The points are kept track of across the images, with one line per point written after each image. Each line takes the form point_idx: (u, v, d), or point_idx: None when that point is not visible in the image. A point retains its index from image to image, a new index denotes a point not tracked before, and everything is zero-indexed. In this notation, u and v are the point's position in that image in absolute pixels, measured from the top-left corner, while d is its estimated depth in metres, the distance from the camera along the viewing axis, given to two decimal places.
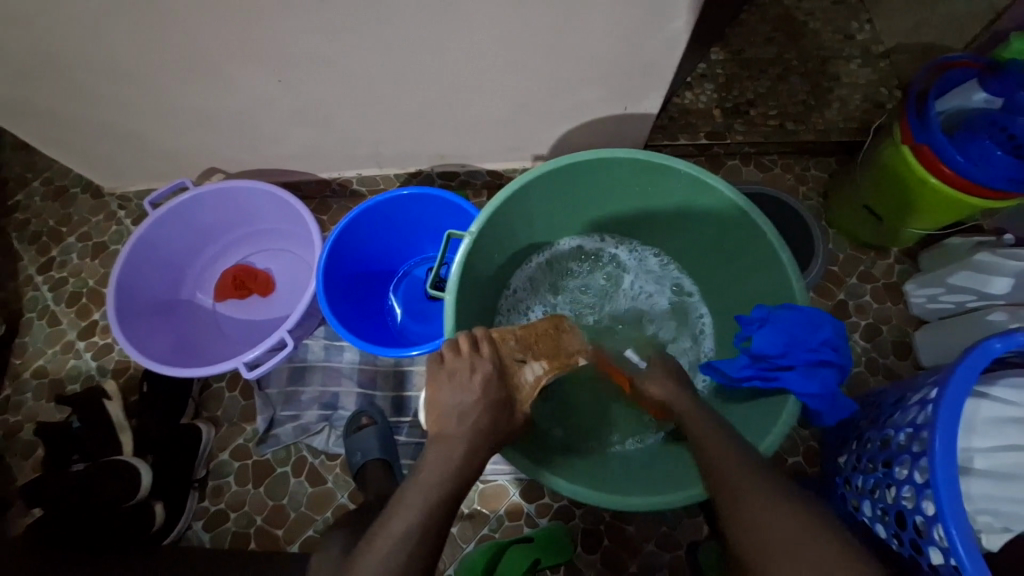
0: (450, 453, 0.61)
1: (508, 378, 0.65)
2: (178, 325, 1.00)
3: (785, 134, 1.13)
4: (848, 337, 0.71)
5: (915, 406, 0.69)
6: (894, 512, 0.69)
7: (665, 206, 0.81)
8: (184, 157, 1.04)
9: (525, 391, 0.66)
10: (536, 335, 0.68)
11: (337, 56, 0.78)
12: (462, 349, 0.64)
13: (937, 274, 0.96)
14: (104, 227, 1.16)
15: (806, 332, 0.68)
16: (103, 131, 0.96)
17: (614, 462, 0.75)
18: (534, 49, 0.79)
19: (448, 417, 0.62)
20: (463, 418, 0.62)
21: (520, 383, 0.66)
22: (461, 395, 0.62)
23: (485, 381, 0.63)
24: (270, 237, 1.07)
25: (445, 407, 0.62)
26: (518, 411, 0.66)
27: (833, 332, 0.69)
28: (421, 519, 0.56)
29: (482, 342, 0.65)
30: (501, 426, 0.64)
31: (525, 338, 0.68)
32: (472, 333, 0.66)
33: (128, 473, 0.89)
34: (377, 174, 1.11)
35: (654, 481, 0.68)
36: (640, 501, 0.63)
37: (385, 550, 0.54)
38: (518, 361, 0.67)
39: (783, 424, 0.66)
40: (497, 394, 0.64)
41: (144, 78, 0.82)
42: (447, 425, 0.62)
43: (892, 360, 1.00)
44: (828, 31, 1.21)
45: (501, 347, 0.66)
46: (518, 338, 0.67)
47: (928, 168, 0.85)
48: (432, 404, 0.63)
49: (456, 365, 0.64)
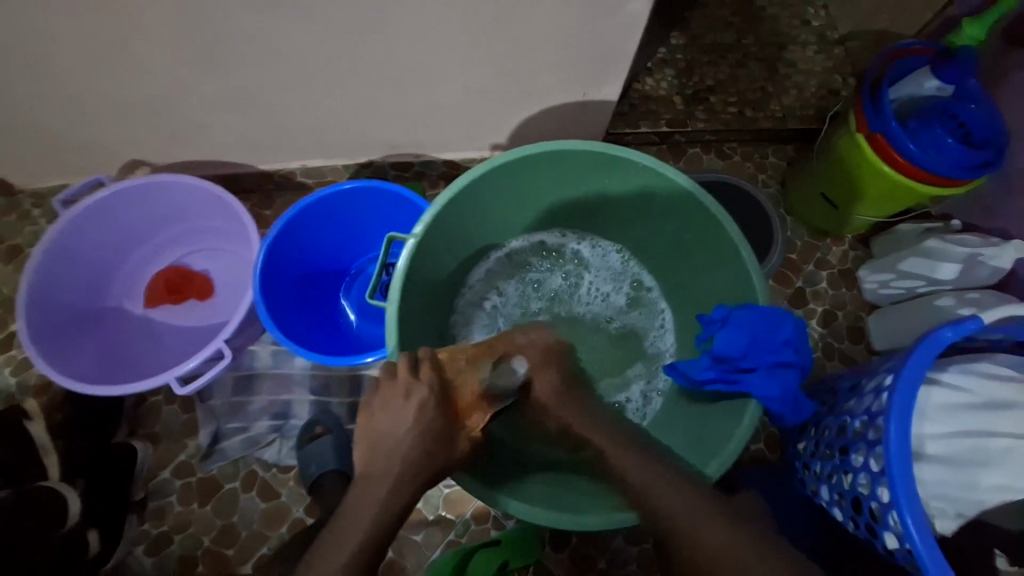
0: (374, 488, 0.57)
1: (450, 401, 0.63)
2: (105, 337, 0.91)
3: (744, 121, 1.12)
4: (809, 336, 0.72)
5: (871, 394, 0.70)
6: (851, 498, 0.70)
7: (624, 196, 0.78)
8: (101, 150, 0.93)
9: (472, 415, 0.65)
10: (484, 353, 0.66)
11: (267, 35, 0.70)
12: (400, 372, 0.62)
13: (888, 260, 0.98)
14: (18, 228, 1.04)
15: (767, 333, 0.68)
16: (1, 122, 0.84)
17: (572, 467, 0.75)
18: (486, 30, 0.73)
19: (381, 446, 0.60)
20: (395, 447, 0.60)
21: (463, 405, 0.64)
22: (395, 422, 0.60)
23: (420, 408, 0.61)
24: (205, 236, 0.98)
25: (378, 435, 0.60)
26: (461, 438, 0.64)
27: (794, 331, 0.70)
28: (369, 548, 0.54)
29: (422, 364, 0.63)
30: (439, 456, 0.61)
31: (472, 354, 0.66)
32: (414, 354, 0.64)
33: (47, 502, 0.79)
34: (324, 166, 1.03)
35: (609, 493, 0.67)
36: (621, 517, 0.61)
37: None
38: (462, 384, 0.64)
39: (745, 431, 0.65)
40: (435, 418, 0.61)
41: (42, 61, 0.71)
42: (378, 458, 0.59)
43: (847, 345, 1.02)
44: (785, 16, 1.21)
45: (445, 369, 0.64)
46: (467, 357, 0.65)
47: (881, 157, 0.85)
48: (367, 431, 0.61)
49: (395, 388, 0.62)
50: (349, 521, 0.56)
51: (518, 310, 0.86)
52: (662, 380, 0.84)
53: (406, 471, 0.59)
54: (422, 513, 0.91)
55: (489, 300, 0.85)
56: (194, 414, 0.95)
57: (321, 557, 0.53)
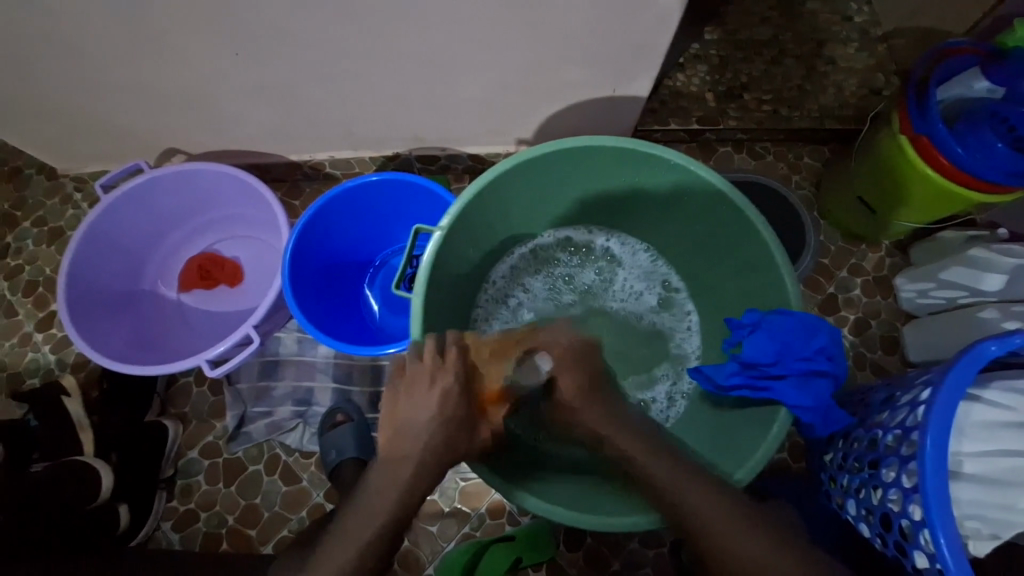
0: (399, 471, 0.60)
1: (472, 389, 0.66)
2: (140, 318, 0.95)
3: (780, 120, 1.08)
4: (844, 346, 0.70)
5: (905, 408, 0.68)
6: (879, 514, 0.68)
7: (655, 195, 0.77)
8: (140, 138, 0.96)
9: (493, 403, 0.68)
10: (509, 347, 0.69)
11: (300, 28, 0.71)
12: (426, 357, 0.63)
13: (928, 269, 0.94)
14: (61, 211, 1.08)
15: (801, 342, 0.66)
16: (47, 110, 0.88)
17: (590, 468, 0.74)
18: (517, 23, 0.73)
19: (405, 430, 0.62)
20: (419, 432, 0.62)
21: (487, 387, 0.68)
22: (419, 407, 0.63)
23: (444, 395, 0.63)
24: (236, 224, 1.01)
25: (403, 418, 0.63)
26: (482, 426, 0.67)
27: (829, 340, 0.68)
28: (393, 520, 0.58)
29: (449, 351, 0.64)
30: (460, 445, 0.63)
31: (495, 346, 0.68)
32: (440, 339, 0.65)
33: (83, 474, 0.83)
34: (351, 157, 1.05)
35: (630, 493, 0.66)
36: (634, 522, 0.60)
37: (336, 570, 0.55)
38: (487, 369, 0.68)
39: (768, 448, 0.63)
40: (459, 403, 0.64)
41: (86, 50, 0.74)
42: (403, 442, 0.62)
43: (880, 355, 0.98)
44: (826, 12, 1.16)
45: (470, 354, 0.66)
46: (491, 350, 0.68)
47: (925, 161, 0.81)
48: (392, 417, 0.63)
49: (421, 373, 0.63)
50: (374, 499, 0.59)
51: (542, 305, 0.86)
52: (687, 383, 0.82)
53: (430, 456, 0.61)
54: (438, 504, 0.91)
55: (514, 294, 0.85)
56: (222, 397, 0.98)
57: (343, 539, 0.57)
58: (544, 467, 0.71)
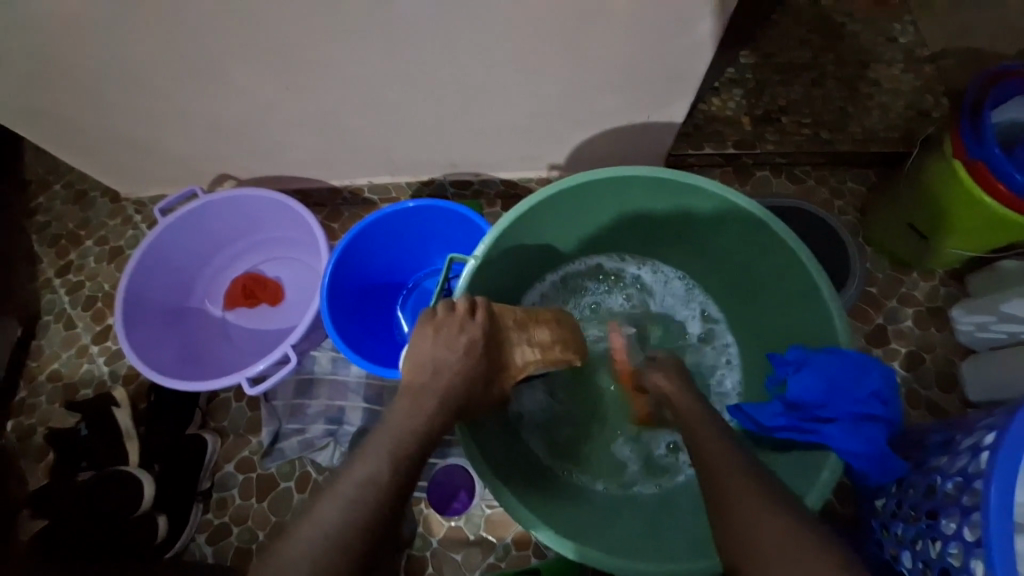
0: (421, 403, 0.59)
1: (500, 351, 0.65)
2: (187, 335, 0.99)
3: (821, 143, 1.05)
4: (898, 389, 0.67)
5: (966, 454, 0.63)
6: (938, 569, 0.63)
7: (689, 224, 0.76)
8: (195, 164, 1.02)
9: (511, 370, 0.66)
10: (535, 320, 0.69)
11: (345, 63, 0.75)
12: (459, 309, 0.64)
13: (988, 300, 0.88)
14: (121, 231, 1.15)
15: (852, 382, 0.63)
16: (113, 139, 0.95)
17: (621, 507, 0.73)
18: (554, 55, 0.74)
19: (427, 366, 0.61)
20: (442, 369, 0.61)
21: (507, 355, 0.66)
22: (438, 351, 0.62)
23: (471, 344, 0.62)
24: (279, 245, 1.05)
25: (424, 357, 0.61)
26: (497, 385, 0.66)
27: (881, 382, 0.65)
28: (390, 471, 0.52)
29: (479, 309, 0.64)
30: (476, 394, 0.63)
31: (520, 318, 0.68)
32: (473, 299, 0.65)
33: (130, 483, 0.88)
34: (388, 182, 1.08)
35: (665, 543, 0.65)
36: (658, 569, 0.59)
37: (343, 496, 0.50)
38: (510, 339, 0.66)
39: (824, 486, 0.60)
40: (480, 358, 0.63)
41: (153, 84, 0.80)
42: (423, 375, 0.61)
43: (936, 393, 0.92)
44: (869, 33, 1.14)
45: (497, 319, 0.66)
46: (517, 318, 0.67)
47: (982, 187, 0.77)
48: (415, 353, 0.62)
49: (446, 322, 0.63)
50: (375, 444, 0.55)
51: None
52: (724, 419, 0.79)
53: (450, 396, 0.60)
54: (464, 531, 0.90)
55: None
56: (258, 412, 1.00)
57: (352, 465, 0.53)
58: (577, 506, 0.70)
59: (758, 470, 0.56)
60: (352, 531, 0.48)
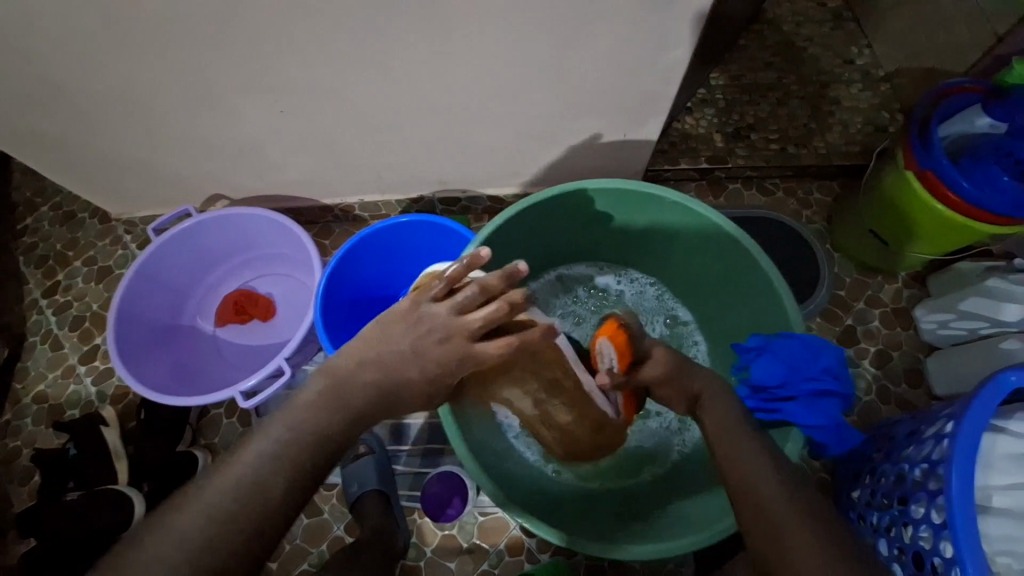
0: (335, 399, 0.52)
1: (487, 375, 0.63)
2: (178, 352, 1.00)
3: (787, 157, 1.12)
4: (849, 365, 0.71)
5: (931, 441, 0.67)
6: (912, 553, 0.66)
7: (659, 234, 0.81)
8: (188, 184, 1.05)
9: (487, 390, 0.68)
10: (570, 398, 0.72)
11: (339, 87, 0.79)
12: (475, 314, 0.56)
13: (947, 300, 0.94)
14: (110, 252, 1.16)
15: (806, 361, 0.68)
16: (107, 160, 0.97)
17: (609, 510, 0.76)
18: (537, 79, 0.79)
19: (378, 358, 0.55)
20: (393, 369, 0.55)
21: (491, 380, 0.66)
22: (410, 337, 0.55)
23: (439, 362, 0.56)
24: (271, 262, 1.07)
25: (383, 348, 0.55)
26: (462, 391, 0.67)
27: (833, 359, 0.69)
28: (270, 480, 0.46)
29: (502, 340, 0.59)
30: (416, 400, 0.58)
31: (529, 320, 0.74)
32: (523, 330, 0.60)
33: (120, 501, 0.88)
34: (379, 201, 1.11)
35: (666, 527, 0.69)
36: (647, 550, 0.63)
37: (211, 502, 0.44)
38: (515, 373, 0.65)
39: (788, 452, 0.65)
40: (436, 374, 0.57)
41: (153, 108, 0.83)
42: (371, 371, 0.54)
43: (905, 388, 0.97)
44: (827, 56, 1.22)
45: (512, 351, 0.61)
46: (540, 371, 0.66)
47: (933, 195, 0.83)
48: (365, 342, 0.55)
49: (453, 321, 0.56)
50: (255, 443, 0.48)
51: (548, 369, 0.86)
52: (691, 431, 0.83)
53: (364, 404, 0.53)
54: (457, 540, 0.91)
55: None
56: (249, 427, 1.00)
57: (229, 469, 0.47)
58: (576, 512, 0.74)
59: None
60: (212, 555, 0.43)
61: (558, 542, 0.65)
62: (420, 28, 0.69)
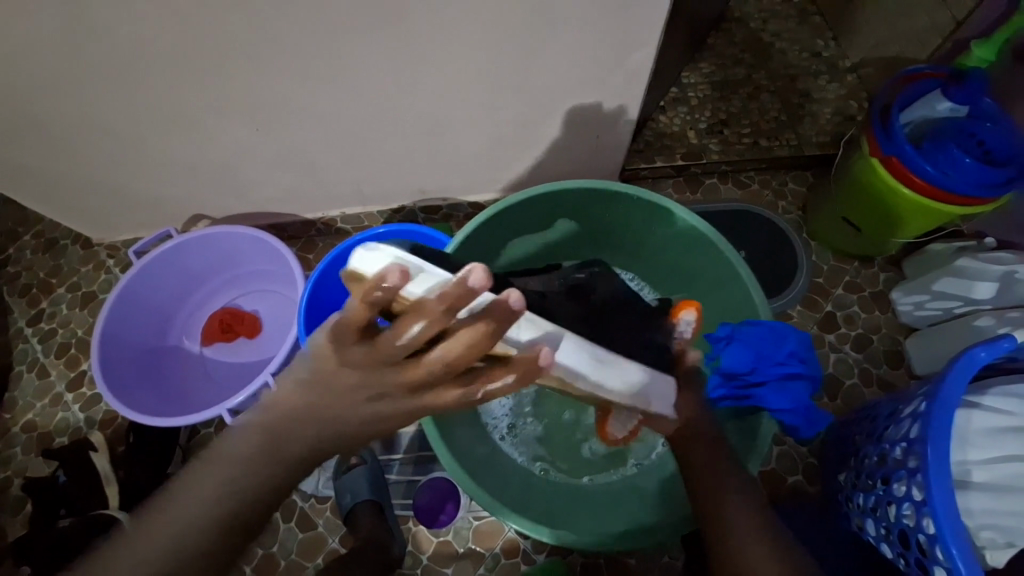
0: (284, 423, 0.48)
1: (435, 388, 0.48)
2: (164, 374, 1.00)
3: (761, 150, 1.14)
4: (815, 347, 0.73)
5: (908, 420, 0.68)
6: (898, 531, 0.67)
7: (633, 231, 0.83)
8: (169, 206, 1.05)
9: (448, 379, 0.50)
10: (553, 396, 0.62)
11: (311, 103, 0.80)
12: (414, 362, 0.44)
13: (921, 281, 0.96)
14: (94, 277, 1.16)
15: (772, 346, 0.70)
16: (86, 186, 0.97)
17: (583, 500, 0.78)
18: (506, 86, 0.81)
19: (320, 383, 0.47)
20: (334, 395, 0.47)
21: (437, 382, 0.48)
22: (343, 376, 0.45)
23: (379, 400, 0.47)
24: (256, 279, 1.07)
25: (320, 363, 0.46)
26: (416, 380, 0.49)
27: (798, 343, 0.70)
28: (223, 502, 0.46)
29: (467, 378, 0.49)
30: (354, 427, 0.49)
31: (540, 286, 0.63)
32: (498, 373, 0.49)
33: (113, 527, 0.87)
34: (361, 213, 1.12)
35: (645, 514, 0.72)
36: (621, 541, 0.66)
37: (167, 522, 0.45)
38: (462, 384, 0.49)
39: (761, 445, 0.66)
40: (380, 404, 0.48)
41: (128, 134, 0.84)
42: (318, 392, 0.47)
43: (885, 370, 0.99)
44: (794, 50, 1.25)
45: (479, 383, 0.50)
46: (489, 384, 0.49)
47: (899, 180, 0.85)
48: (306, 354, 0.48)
49: (387, 366, 0.44)
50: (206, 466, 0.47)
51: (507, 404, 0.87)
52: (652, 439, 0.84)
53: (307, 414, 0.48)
54: (453, 546, 0.91)
55: None
56: None
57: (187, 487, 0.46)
58: (567, 506, 0.76)
59: (719, 447, 0.61)
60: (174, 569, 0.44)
61: (549, 541, 0.67)
62: (386, 43, 0.70)
